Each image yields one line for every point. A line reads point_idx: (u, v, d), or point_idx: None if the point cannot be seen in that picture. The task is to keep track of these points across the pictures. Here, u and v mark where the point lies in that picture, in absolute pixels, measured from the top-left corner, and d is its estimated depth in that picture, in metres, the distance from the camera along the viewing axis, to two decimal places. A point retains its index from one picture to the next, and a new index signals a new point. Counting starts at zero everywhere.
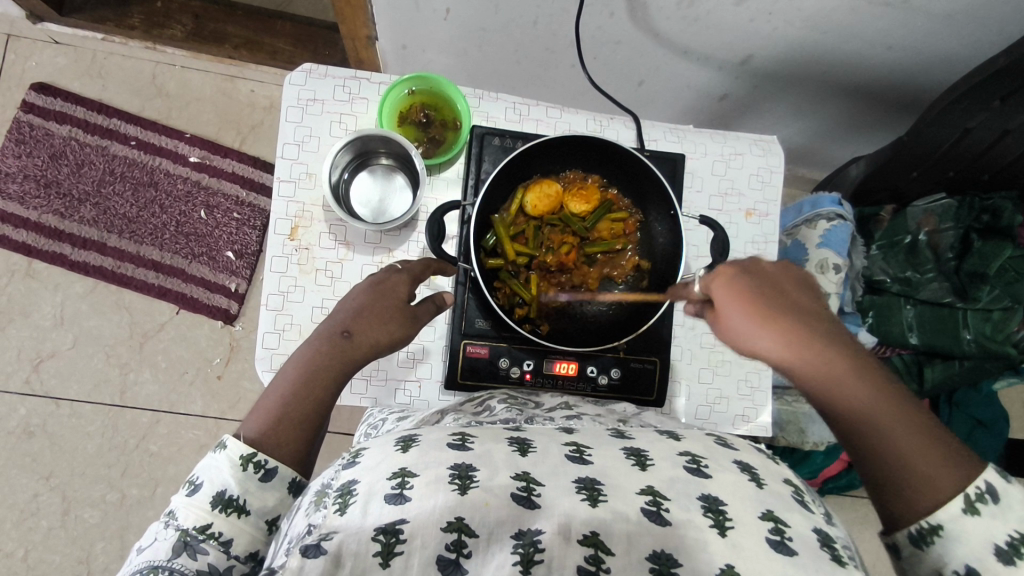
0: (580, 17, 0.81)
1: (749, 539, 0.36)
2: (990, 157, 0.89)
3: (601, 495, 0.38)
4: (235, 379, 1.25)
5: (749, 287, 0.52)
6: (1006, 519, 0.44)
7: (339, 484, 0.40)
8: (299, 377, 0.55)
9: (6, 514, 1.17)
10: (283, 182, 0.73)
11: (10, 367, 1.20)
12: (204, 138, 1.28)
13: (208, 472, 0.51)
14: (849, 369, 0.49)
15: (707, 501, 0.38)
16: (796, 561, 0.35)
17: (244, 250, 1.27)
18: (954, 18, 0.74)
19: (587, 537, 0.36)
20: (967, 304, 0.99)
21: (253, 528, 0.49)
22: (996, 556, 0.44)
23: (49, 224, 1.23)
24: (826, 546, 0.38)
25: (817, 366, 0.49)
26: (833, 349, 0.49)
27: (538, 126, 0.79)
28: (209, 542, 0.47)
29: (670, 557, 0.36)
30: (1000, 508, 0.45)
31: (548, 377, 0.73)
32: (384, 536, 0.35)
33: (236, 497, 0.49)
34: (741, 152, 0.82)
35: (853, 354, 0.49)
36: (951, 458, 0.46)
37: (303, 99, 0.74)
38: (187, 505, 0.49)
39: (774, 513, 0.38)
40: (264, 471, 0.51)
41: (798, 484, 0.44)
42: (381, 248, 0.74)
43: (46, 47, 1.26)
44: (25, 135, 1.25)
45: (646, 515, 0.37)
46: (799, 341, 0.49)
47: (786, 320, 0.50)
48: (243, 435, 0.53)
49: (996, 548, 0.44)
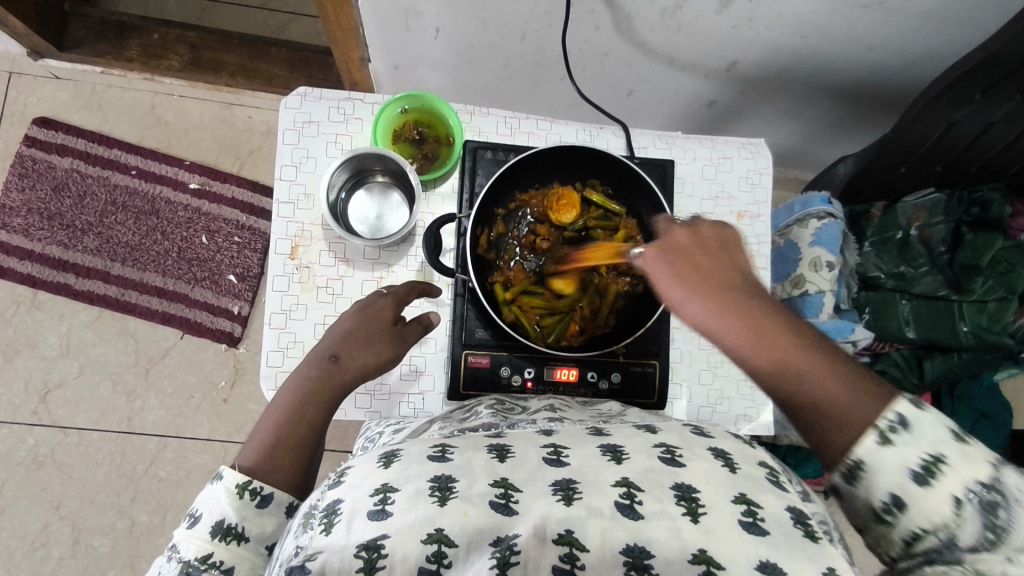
0: (567, 30, 0.82)
1: (722, 523, 0.37)
2: (976, 149, 0.91)
3: (576, 493, 0.39)
4: (241, 401, 1.25)
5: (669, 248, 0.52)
6: (918, 443, 0.43)
7: (325, 504, 0.41)
8: (289, 406, 0.57)
9: (17, 545, 1.18)
10: (282, 203, 0.75)
11: (18, 398, 1.21)
12: (203, 165, 1.30)
13: (206, 503, 0.51)
14: (767, 317, 0.48)
15: (681, 490, 0.39)
16: (768, 540, 0.37)
17: (245, 273, 1.29)
18: (928, 17, 0.76)
19: (561, 536, 0.37)
20: (962, 296, 1.00)
21: (254, 554, 0.49)
22: (914, 480, 0.43)
23: (53, 255, 1.25)
24: (799, 522, 0.39)
25: (731, 323, 0.48)
26: (746, 298, 0.49)
27: (530, 138, 0.80)
28: (211, 572, 0.47)
29: (644, 549, 0.37)
30: (914, 432, 0.44)
31: (548, 383, 0.74)
32: (366, 552, 0.36)
33: (234, 525, 0.50)
34: (729, 155, 0.83)
35: (769, 307, 0.49)
36: (867, 396, 0.45)
37: (298, 122, 0.76)
38: (187, 537, 0.49)
39: (746, 496, 0.39)
40: (260, 498, 0.51)
41: (773, 464, 0.45)
42: (380, 264, 0.76)
43: (47, 82, 1.29)
44: (28, 169, 1.27)
45: (620, 509, 0.38)
46: (722, 299, 0.49)
47: (709, 285, 0.50)
48: (239, 466, 0.54)
49: (911, 472, 0.43)
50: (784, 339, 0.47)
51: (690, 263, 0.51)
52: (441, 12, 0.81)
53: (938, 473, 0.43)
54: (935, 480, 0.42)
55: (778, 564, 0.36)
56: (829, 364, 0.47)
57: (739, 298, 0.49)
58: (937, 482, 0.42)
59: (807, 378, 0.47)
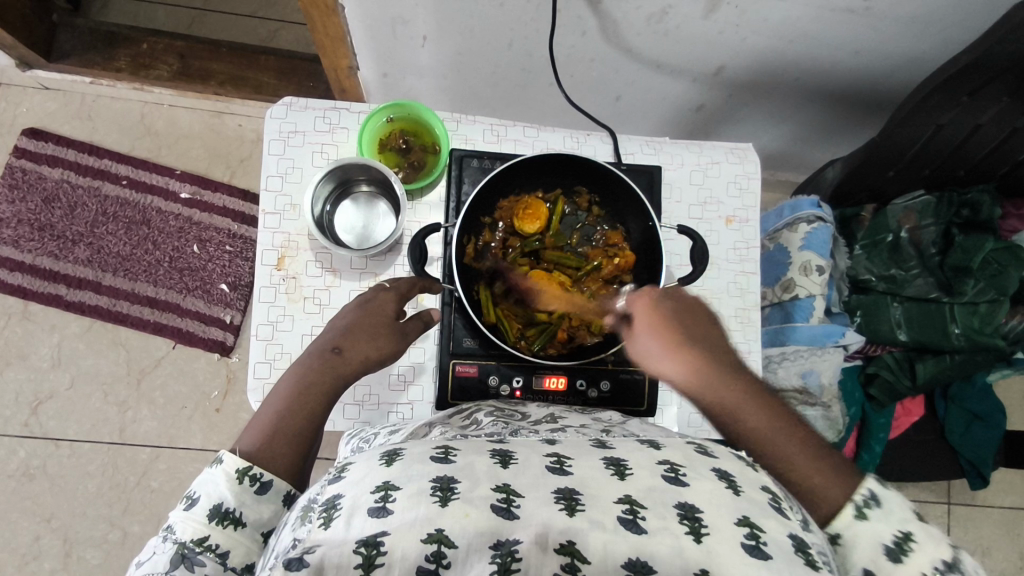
0: (554, 37, 0.82)
1: (724, 546, 0.37)
2: (965, 151, 0.91)
3: (579, 504, 0.38)
4: (234, 411, 1.25)
5: (662, 318, 0.60)
6: (889, 520, 0.48)
7: (324, 499, 0.40)
8: (290, 394, 0.57)
9: (8, 559, 1.17)
10: (268, 214, 0.75)
11: (9, 410, 1.21)
12: (194, 174, 1.30)
13: (205, 487, 0.51)
14: (743, 391, 0.54)
15: (684, 509, 0.39)
16: (771, 564, 0.36)
17: (237, 282, 1.28)
18: (916, 21, 0.76)
19: (564, 546, 0.37)
20: (953, 299, 1.00)
21: (250, 540, 0.49)
22: (886, 555, 0.47)
23: (44, 266, 1.25)
24: (800, 551, 0.39)
25: (711, 391, 0.55)
26: (728, 369, 0.56)
27: (517, 145, 0.80)
28: (206, 554, 0.47)
29: (644, 564, 0.36)
30: (884, 510, 0.49)
31: (537, 392, 0.73)
32: (365, 549, 0.35)
33: (232, 509, 0.49)
34: (717, 160, 0.83)
35: (749, 381, 0.56)
36: (838, 475, 0.51)
37: (283, 132, 0.76)
38: (183, 519, 0.49)
39: (750, 518, 0.39)
40: (260, 484, 0.51)
41: (775, 490, 0.44)
42: (366, 273, 0.75)
43: (36, 93, 1.29)
44: (17, 180, 1.27)
45: (623, 524, 0.38)
46: (701, 365, 0.56)
47: (691, 352, 0.57)
48: (239, 450, 0.54)
49: (885, 547, 0.47)
50: (757, 411, 0.53)
51: (681, 334, 0.58)
52: (427, 20, 0.80)
53: (908, 550, 0.47)
54: (906, 557, 0.46)
55: None
56: (800, 439, 0.52)
57: (721, 369, 0.56)
58: (908, 559, 0.46)
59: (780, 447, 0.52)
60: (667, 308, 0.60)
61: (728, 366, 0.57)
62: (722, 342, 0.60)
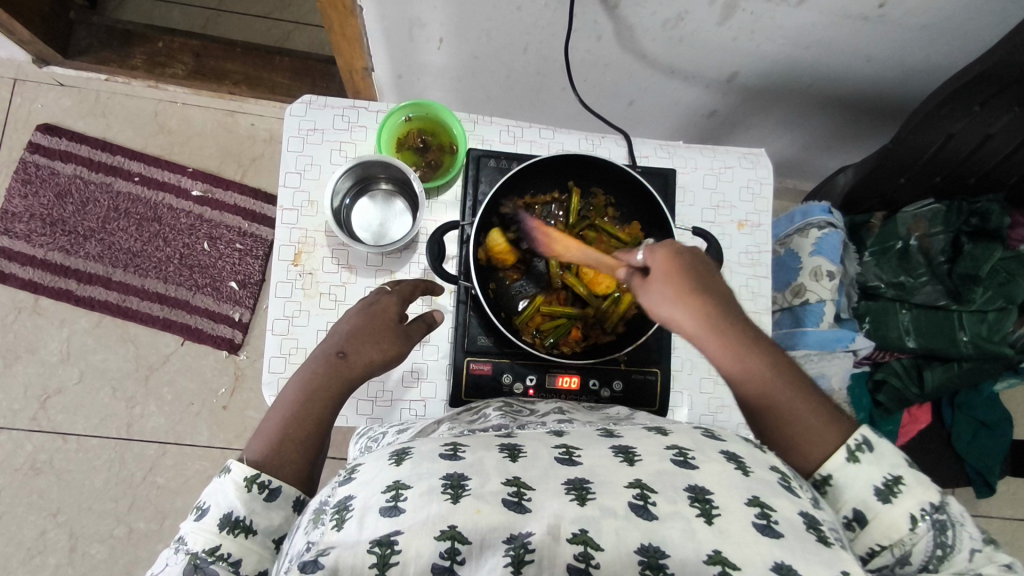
0: (569, 41, 0.83)
1: (735, 525, 0.37)
2: (977, 159, 0.91)
3: (589, 493, 0.39)
4: (240, 408, 1.25)
5: (679, 271, 0.54)
6: (880, 464, 0.51)
7: (336, 501, 0.41)
8: (296, 399, 0.56)
9: (14, 552, 1.17)
10: (286, 210, 0.75)
11: (17, 404, 1.21)
12: (206, 172, 1.31)
13: (214, 496, 0.52)
14: (751, 346, 0.52)
15: (694, 492, 0.39)
16: (782, 543, 0.37)
17: (246, 279, 1.29)
18: (927, 30, 0.77)
19: (577, 535, 0.37)
20: (961, 307, 1.01)
21: (261, 547, 0.50)
22: (876, 495, 0.50)
23: (55, 261, 1.25)
24: (812, 528, 0.39)
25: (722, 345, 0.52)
26: (736, 321, 0.53)
27: (533, 147, 0.81)
28: (218, 564, 0.48)
29: (658, 549, 0.36)
30: (877, 454, 0.52)
31: (550, 391, 0.74)
32: (379, 548, 0.36)
33: (242, 517, 0.50)
34: (730, 165, 0.84)
35: (753, 332, 0.53)
36: (833, 421, 0.53)
37: (303, 129, 0.76)
38: (195, 530, 0.50)
39: (760, 498, 0.40)
40: (269, 491, 0.52)
41: (784, 470, 0.45)
42: (383, 270, 0.76)
43: (51, 89, 1.30)
44: (31, 174, 1.28)
45: (634, 509, 0.38)
46: (715, 321, 0.52)
47: (706, 306, 0.52)
48: (247, 458, 0.54)
49: (875, 489, 0.51)
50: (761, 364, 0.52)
51: (694, 284, 0.53)
52: (444, 22, 0.81)
53: (896, 492, 0.50)
54: (895, 498, 0.50)
55: (793, 565, 0.36)
56: (798, 388, 0.53)
57: (733, 323, 0.53)
58: (896, 500, 0.50)
59: (779, 399, 0.52)
60: (686, 260, 0.54)
61: (736, 318, 0.53)
62: (726, 288, 0.55)
